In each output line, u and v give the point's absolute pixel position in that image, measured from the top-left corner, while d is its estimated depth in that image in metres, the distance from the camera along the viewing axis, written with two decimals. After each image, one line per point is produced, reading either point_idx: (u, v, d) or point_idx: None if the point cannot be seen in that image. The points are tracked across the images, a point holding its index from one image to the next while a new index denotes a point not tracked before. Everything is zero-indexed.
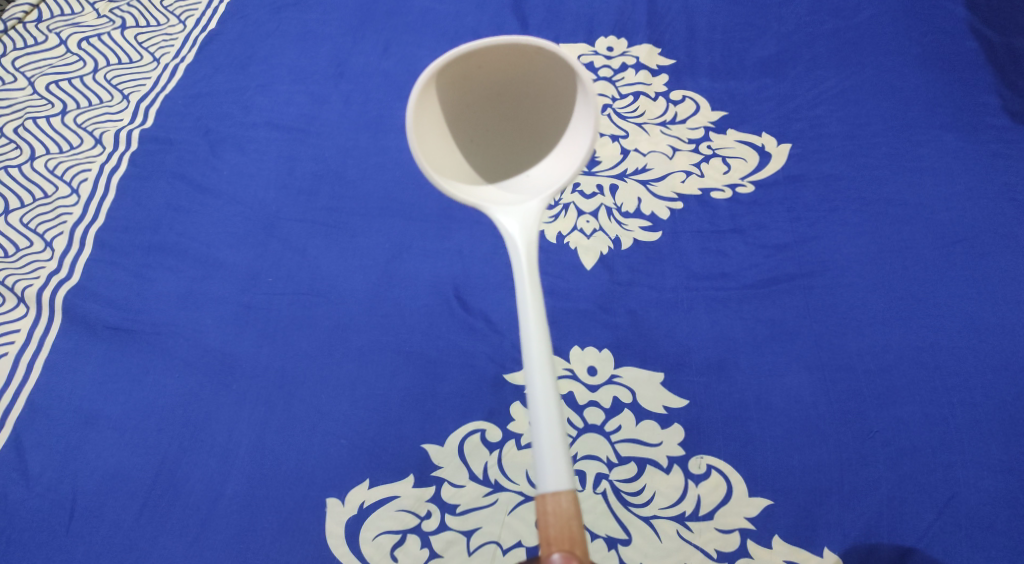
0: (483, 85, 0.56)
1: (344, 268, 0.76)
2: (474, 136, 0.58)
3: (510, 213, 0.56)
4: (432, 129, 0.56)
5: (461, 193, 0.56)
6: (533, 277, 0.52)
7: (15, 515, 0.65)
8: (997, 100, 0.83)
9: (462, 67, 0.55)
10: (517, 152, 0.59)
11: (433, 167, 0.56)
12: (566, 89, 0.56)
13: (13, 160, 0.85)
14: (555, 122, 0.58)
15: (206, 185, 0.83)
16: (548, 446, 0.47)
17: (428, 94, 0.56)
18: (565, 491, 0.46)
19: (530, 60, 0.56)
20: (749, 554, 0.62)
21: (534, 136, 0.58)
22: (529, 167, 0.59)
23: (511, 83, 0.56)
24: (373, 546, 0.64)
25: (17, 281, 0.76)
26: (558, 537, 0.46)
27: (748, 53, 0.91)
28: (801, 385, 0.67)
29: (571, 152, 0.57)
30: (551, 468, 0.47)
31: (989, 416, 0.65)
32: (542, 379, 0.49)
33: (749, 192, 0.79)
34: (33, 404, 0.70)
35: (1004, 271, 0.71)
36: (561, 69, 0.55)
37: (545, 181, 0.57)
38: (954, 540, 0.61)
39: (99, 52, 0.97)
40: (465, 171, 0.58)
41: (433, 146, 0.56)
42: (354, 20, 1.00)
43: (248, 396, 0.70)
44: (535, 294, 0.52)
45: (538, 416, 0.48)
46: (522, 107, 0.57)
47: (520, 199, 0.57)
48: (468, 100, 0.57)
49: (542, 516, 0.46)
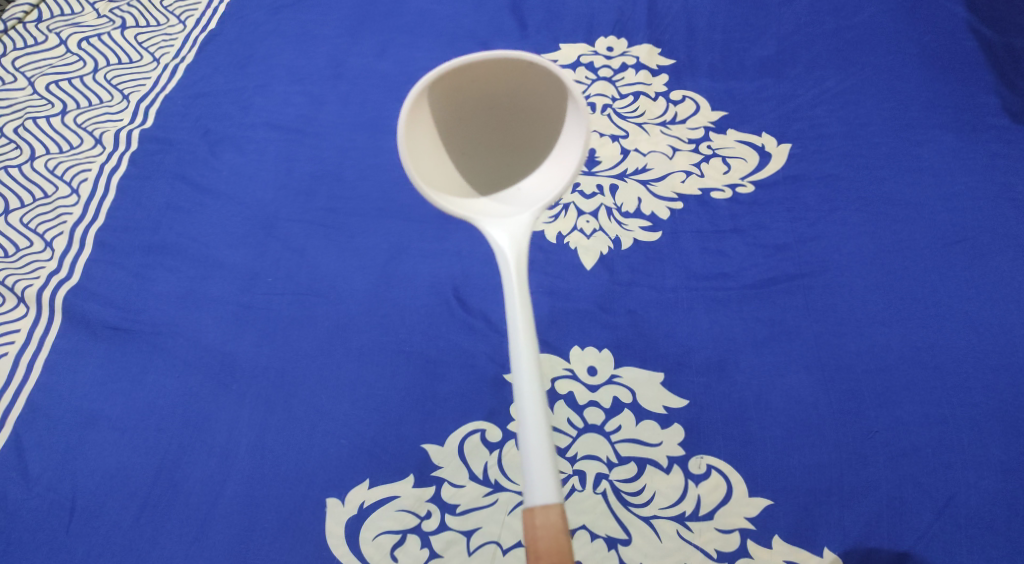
0: (474, 97, 0.57)
1: (343, 268, 0.76)
2: (465, 149, 0.59)
3: (501, 225, 0.57)
4: (423, 143, 0.57)
5: (454, 207, 0.57)
6: (523, 290, 0.53)
7: (15, 515, 0.65)
8: (997, 100, 0.83)
9: (454, 81, 0.56)
10: (509, 164, 0.60)
11: (424, 180, 0.57)
12: (558, 101, 0.57)
13: (13, 160, 0.85)
14: (548, 135, 0.59)
15: (206, 185, 0.83)
16: (535, 460, 0.48)
17: (419, 107, 0.57)
18: (554, 504, 0.47)
19: (521, 74, 0.56)
20: (749, 554, 0.62)
21: (525, 148, 0.59)
22: (520, 179, 0.60)
23: (503, 96, 0.57)
24: (373, 545, 0.64)
25: (17, 281, 0.76)
26: (548, 550, 0.46)
27: (748, 53, 0.91)
28: (801, 385, 0.67)
29: (563, 165, 0.58)
30: (539, 483, 0.47)
31: (989, 416, 0.65)
32: (531, 391, 0.49)
33: (749, 192, 0.79)
34: (33, 404, 0.70)
35: (1004, 270, 0.71)
36: (553, 82, 0.56)
37: (536, 193, 0.58)
38: (954, 540, 0.61)
39: (99, 52, 0.97)
40: (456, 184, 0.59)
41: (424, 159, 0.57)
42: (354, 20, 1.00)
43: (247, 396, 0.70)
44: (525, 307, 0.52)
45: (527, 431, 0.48)
46: (514, 120, 0.58)
47: (512, 210, 0.58)
48: (459, 113, 0.58)
49: (531, 530, 0.46)
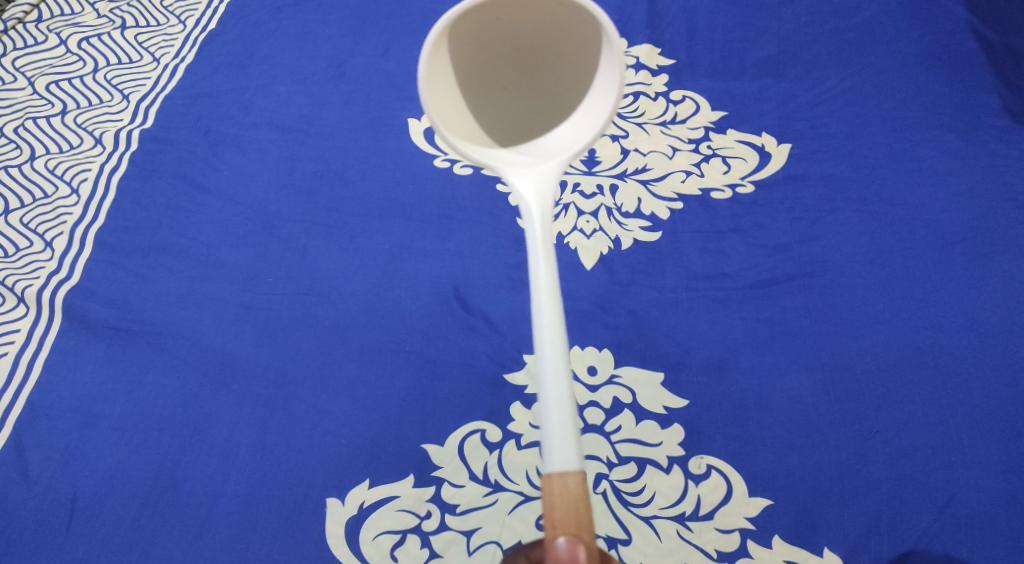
0: (499, 39, 0.57)
1: (343, 268, 0.76)
2: (488, 95, 0.59)
3: (523, 175, 0.57)
4: (444, 85, 0.57)
5: (476, 154, 0.57)
6: (547, 243, 0.53)
7: (14, 515, 0.65)
8: (998, 100, 0.83)
9: (479, 19, 0.56)
10: (533, 113, 0.60)
11: (444, 125, 0.57)
12: (586, 46, 0.57)
13: (13, 160, 0.85)
14: (576, 83, 0.59)
15: (206, 185, 0.83)
16: (557, 415, 0.47)
17: (441, 47, 0.57)
18: (573, 472, 0.46)
19: (549, 14, 0.57)
20: (749, 554, 0.62)
21: (550, 96, 0.59)
22: (545, 131, 0.60)
23: (529, 37, 0.57)
24: (373, 545, 0.64)
25: (17, 281, 0.76)
26: (564, 520, 0.45)
27: (748, 53, 0.91)
28: (801, 385, 0.67)
29: (590, 115, 0.58)
30: (559, 448, 0.46)
31: (988, 416, 0.65)
32: (554, 349, 0.49)
33: (749, 193, 0.79)
34: (33, 405, 0.70)
35: (1003, 269, 0.71)
36: (583, 23, 0.56)
37: (561, 145, 0.58)
38: (954, 539, 0.61)
39: (100, 52, 0.97)
40: (477, 132, 0.59)
41: (445, 103, 0.57)
42: (354, 20, 1.00)
43: (248, 396, 0.70)
44: (549, 263, 0.52)
45: (547, 394, 0.48)
46: (539, 65, 0.59)
47: (535, 162, 0.58)
48: (483, 55, 0.58)
49: (548, 498, 0.46)
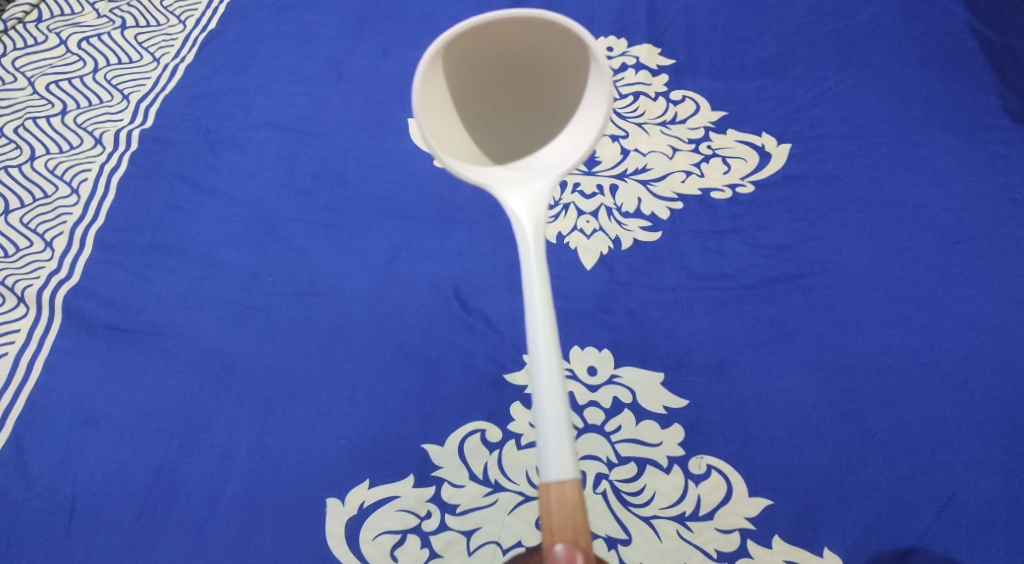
0: (492, 58, 0.57)
1: (343, 268, 0.76)
2: (481, 115, 0.59)
3: (517, 193, 0.57)
4: (438, 106, 0.57)
5: (470, 173, 0.57)
6: (540, 254, 0.53)
7: (15, 515, 0.65)
8: (998, 101, 0.83)
9: (471, 40, 0.56)
10: (526, 130, 0.60)
11: (438, 145, 0.57)
12: (577, 65, 0.57)
13: (13, 160, 0.85)
14: (568, 101, 0.59)
15: (206, 185, 0.83)
16: (551, 426, 0.47)
17: (435, 67, 0.56)
18: (570, 480, 0.46)
19: (540, 34, 0.56)
20: (749, 554, 0.62)
21: (542, 114, 0.59)
22: (538, 148, 0.60)
23: (521, 56, 0.57)
24: (373, 545, 0.64)
25: (17, 281, 0.76)
26: (562, 526, 0.45)
27: (748, 53, 0.91)
28: (800, 385, 0.67)
29: (582, 132, 0.58)
30: (555, 458, 0.46)
31: (988, 416, 0.65)
32: (547, 357, 0.49)
33: (749, 192, 0.79)
34: (33, 405, 0.70)
35: (1004, 269, 0.71)
36: (573, 42, 0.56)
37: (554, 161, 0.58)
38: (954, 539, 0.61)
39: (99, 52, 0.97)
40: (471, 151, 0.58)
41: (439, 124, 0.57)
42: (354, 20, 1.00)
43: (248, 396, 0.70)
44: (542, 272, 0.52)
45: (543, 404, 0.48)
46: (531, 83, 0.58)
47: (529, 179, 0.58)
48: (476, 75, 0.58)
49: (546, 505, 0.46)
